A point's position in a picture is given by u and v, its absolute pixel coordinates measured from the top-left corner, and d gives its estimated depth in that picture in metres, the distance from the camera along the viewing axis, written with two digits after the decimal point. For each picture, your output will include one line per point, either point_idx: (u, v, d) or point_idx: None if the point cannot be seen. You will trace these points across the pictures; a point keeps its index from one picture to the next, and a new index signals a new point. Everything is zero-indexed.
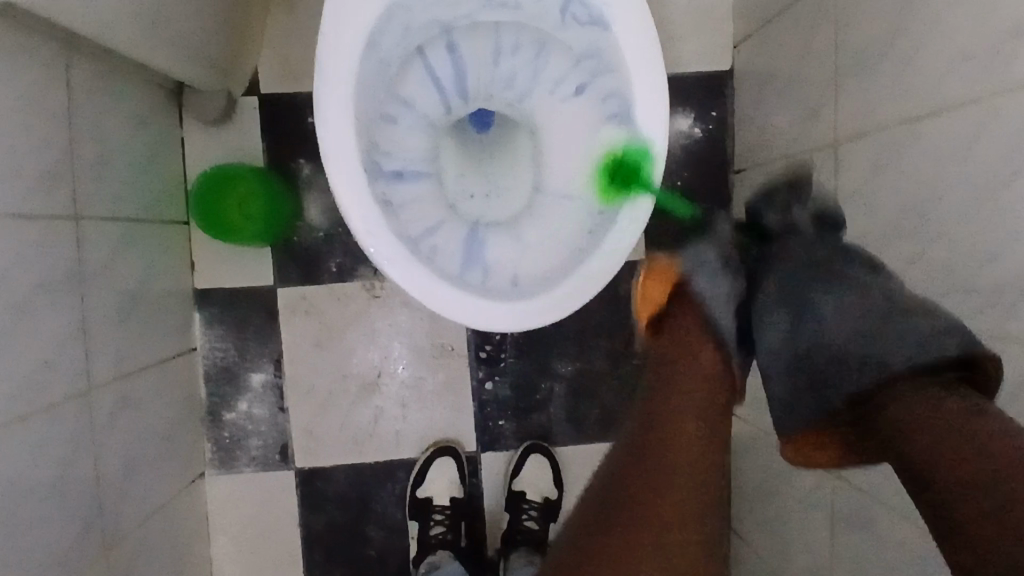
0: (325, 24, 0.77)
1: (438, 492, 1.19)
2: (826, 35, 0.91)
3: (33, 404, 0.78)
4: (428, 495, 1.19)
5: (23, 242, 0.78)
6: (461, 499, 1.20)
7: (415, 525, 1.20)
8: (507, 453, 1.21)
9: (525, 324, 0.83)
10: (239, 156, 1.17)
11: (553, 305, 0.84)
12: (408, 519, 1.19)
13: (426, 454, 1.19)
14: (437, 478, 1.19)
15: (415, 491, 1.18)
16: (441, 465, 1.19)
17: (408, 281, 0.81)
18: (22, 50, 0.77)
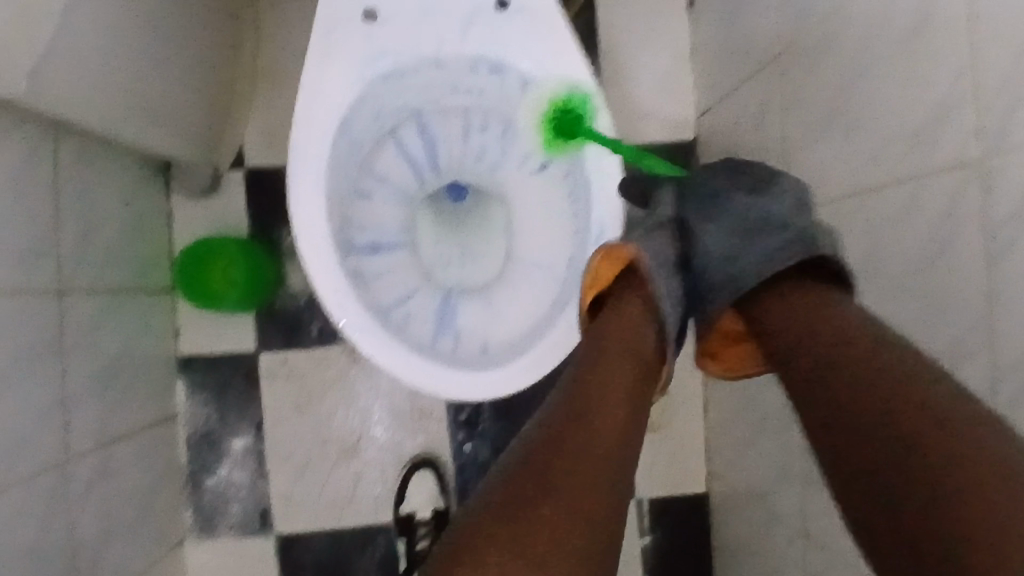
0: (297, 116, 0.81)
1: (421, 504, 1.21)
2: (777, 110, 0.97)
3: (12, 476, 0.80)
4: (411, 509, 1.21)
5: (7, 319, 0.81)
6: (443, 511, 1.19)
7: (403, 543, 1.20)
8: None
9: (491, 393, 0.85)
10: (224, 226, 1.21)
11: (515, 375, 0.85)
12: (395, 536, 1.20)
13: (404, 468, 1.20)
14: (418, 491, 1.22)
15: (397, 506, 1.19)
16: (420, 478, 1.22)
17: (378, 351, 0.84)
18: (13, 134, 0.82)
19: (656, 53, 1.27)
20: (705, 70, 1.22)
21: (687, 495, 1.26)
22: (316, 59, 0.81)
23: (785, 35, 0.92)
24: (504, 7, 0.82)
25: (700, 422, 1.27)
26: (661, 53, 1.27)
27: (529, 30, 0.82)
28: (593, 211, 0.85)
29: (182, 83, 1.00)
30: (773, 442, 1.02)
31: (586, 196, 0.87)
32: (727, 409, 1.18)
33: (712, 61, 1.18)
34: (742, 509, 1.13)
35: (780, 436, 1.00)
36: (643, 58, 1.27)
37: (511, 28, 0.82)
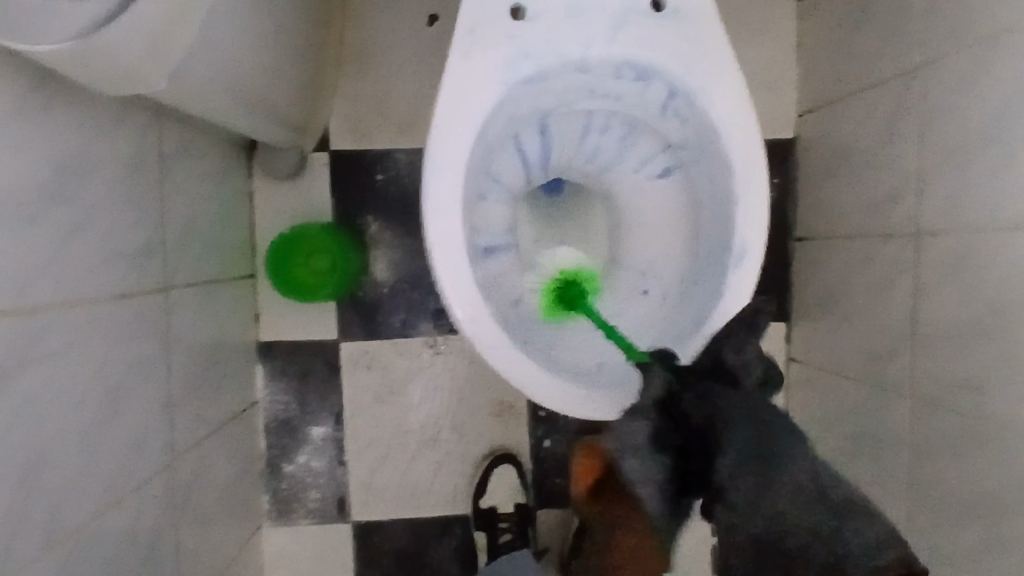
0: (437, 117, 0.79)
1: (502, 500, 1.21)
2: (911, 125, 0.93)
3: (129, 483, 0.78)
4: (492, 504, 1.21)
5: (125, 321, 0.78)
6: (525, 506, 1.20)
7: (484, 537, 1.20)
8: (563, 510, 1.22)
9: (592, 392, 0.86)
10: (308, 210, 1.17)
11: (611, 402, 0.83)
12: (475, 529, 1.20)
13: (485, 462, 1.20)
14: (499, 487, 1.21)
15: (479, 500, 1.19)
16: (501, 474, 1.21)
17: (506, 366, 0.81)
18: (120, 124, 0.77)
19: (759, 46, 1.23)
20: (814, 68, 1.17)
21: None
22: (460, 59, 0.80)
23: (933, 49, 0.88)
24: (658, 9, 0.82)
25: None
26: (766, 46, 1.23)
27: (681, 34, 0.81)
28: (735, 227, 0.82)
29: (287, 67, 0.95)
30: (871, 459, 1.02)
31: (727, 212, 0.83)
32: (813, 418, 1.18)
33: (827, 59, 1.14)
34: None
35: (880, 456, 1.00)
36: (745, 50, 1.23)
37: (664, 32, 0.81)
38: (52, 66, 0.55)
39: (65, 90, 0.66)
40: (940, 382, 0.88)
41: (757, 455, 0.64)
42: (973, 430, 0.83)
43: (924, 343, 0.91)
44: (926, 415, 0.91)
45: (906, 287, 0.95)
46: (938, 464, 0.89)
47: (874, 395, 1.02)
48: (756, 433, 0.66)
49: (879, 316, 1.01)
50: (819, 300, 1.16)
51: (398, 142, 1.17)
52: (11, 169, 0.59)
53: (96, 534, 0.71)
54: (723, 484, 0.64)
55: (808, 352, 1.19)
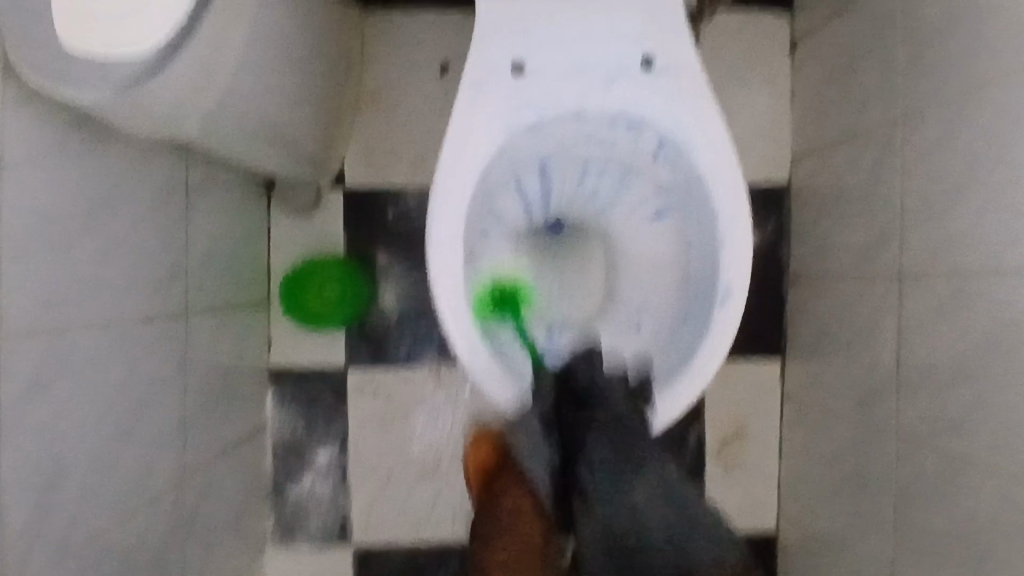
0: (442, 161, 0.86)
1: None
2: (895, 175, 0.98)
3: (143, 497, 0.83)
4: None
5: (147, 344, 0.84)
6: None
7: None
8: None
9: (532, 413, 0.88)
10: (322, 243, 1.24)
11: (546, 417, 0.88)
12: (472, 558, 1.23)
13: None
14: None
15: None
16: None
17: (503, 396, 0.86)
18: (153, 162, 0.83)
19: (755, 96, 1.29)
20: (808, 118, 1.23)
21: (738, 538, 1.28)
22: (464, 109, 0.87)
23: (915, 104, 0.94)
24: (650, 66, 0.88)
25: (773, 464, 1.29)
26: (763, 96, 1.29)
27: (670, 88, 0.88)
28: (722, 269, 0.87)
29: (309, 112, 1.02)
30: (860, 498, 1.04)
31: (714, 253, 0.88)
32: (805, 456, 1.20)
33: (819, 110, 1.19)
34: (817, 557, 1.15)
35: (868, 495, 1.02)
36: (742, 100, 1.29)
37: (654, 86, 0.88)
38: (94, 112, 0.62)
39: (102, 130, 0.72)
40: (923, 422, 0.91)
41: (671, 528, 0.75)
42: (952, 468, 0.86)
43: (908, 384, 0.95)
44: (910, 453, 0.94)
45: (891, 328, 0.98)
46: (922, 501, 0.91)
47: (863, 434, 1.04)
48: (675, 509, 0.77)
49: (866, 357, 1.04)
50: (811, 340, 1.20)
51: (410, 180, 1.23)
52: (48, 201, 0.65)
53: (110, 544, 0.76)
54: (636, 550, 0.74)
55: (801, 391, 1.23)
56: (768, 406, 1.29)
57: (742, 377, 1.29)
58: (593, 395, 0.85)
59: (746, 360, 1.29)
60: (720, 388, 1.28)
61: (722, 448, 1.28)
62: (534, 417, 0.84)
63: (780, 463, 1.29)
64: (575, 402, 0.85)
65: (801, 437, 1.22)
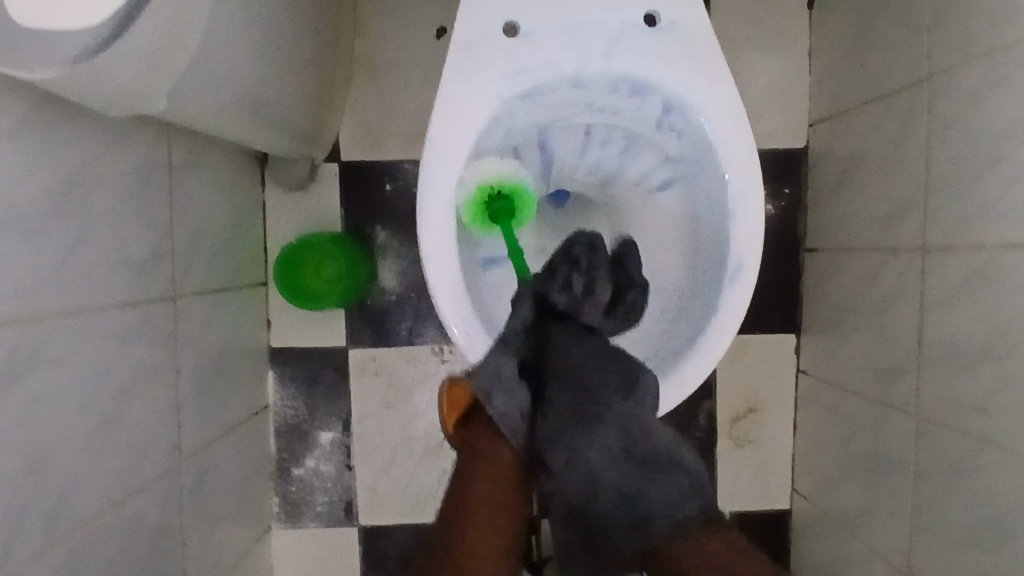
0: (432, 133, 0.81)
1: None
2: (920, 137, 0.92)
3: (133, 486, 0.81)
4: None
5: (132, 330, 0.81)
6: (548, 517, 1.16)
7: None
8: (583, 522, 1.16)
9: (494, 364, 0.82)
10: (318, 219, 1.20)
11: None
12: None
13: None
14: None
15: None
16: None
17: None
18: (130, 140, 0.79)
19: (771, 55, 1.22)
20: (826, 77, 1.16)
21: (731, 516, 1.25)
22: (455, 76, 0.82)
23: (943, 59, 0.87)
24: (654, 25, 0.83)
25: (787, 441, 1.25)
26: (778, 55, 1.21)
27: (675, 48, 0.82)
28: (732, 243, 0.81)
29: (295, 83, 0.97)
30: (877, 477, 1.00)
31: (723, 226, 0.83)
32: (820, 433, 1.16)
33: (839, 68, 1.12)
34: (832, 535, 1.12)
35: (886, 474, 0.98)
36: (756, 59, 1.21)
37: (658, 46, 0.82)
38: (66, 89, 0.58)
39: (70, 110, 0.68)
40: (943, 400, 0.87)
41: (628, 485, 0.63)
42: (976, 450, 0.81)
43: (928, 360, 0.89)
44: (930, 432, 0.89)
45: (912, 301, 0.93)
46: (943, 484, 0.86)
47: (881, 411, 1.00)
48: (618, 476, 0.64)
49: (885, 332, 0.99)
50: (828, 312, 1.14)
51: (406, 151, 1.19)
52: (13, 187, 0.61)
53: (100, 535, 0.75)
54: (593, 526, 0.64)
55: (816, 365, 1.18)
56: (782, 381, 1.24)
57: (756, 351, 1.24)
58: (572, 319, 0.73)
59: (759, 334, 1.24)
60: (732, 362, 1.24)
61: (735, 424, 1.25)
62: (503, 357, 0.69)
63: (795, 438, 1.25)
64: (544, 371, 0.69)
65: (816, 413, 1.18)
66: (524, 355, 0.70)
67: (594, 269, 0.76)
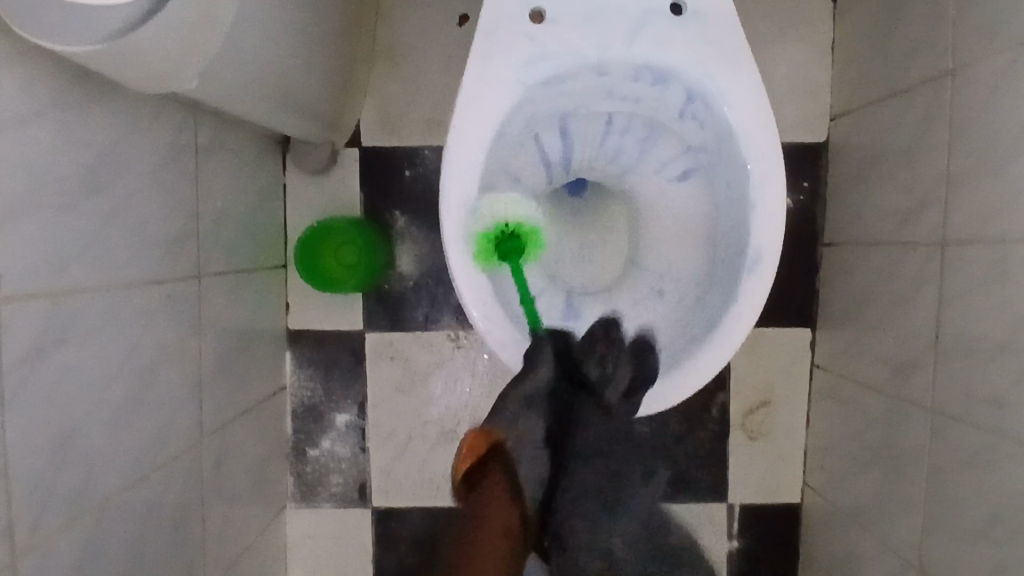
0: (455, 120, 0.82)
1: None
2: (942, 131, 0.91)
3: (156, 461, 0.83)
4: None
5: (158, 307, 0.82)
6: None
7: None
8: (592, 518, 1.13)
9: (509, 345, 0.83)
10: (338, 204, 1.21)
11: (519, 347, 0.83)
12: None
13: None
14: None
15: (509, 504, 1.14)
16: None
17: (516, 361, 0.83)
18: (159, 120, 0.81)
19: (793, 48, 1.21)
20: (849, 70, 1.15)
21: (743, 508, 1.26)
22: (478, 62, 0.82)
23: (965, 53, 0.86)
24: (678, 13, 0.82)
25: (800, 434, 1.25)
26: (799, 48, 1.21)
27: (698, 37, 0.82)
28: (751, 233, 0.82)
29: (319, 67, 0.98)
30: (889, 471, 1.00)
31: (743, 216, 0.83)
32: (833, 426, 1.16)
33: (861, 61, 1.12)
34: (843, 529, 1.12)
35: (899, 468, 0.98)
36: (778, 51, 1.21)
37: (681, 34, 0.82)
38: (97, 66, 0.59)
39: (103, 87, 0.70)
40: (958, 395, 0.87)
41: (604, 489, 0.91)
42: (989, 444, 0.81)
43: (945, 354, 0.90)
44: (945, 427, 0.89)
45: (931, 296, 0.93)
46: (957, 478, 0.87)
47: (896, 405, 1.00)
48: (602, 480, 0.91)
49: (902, 326, 0.99)
50: (845, 306, 1.14)
51: (426, 138, 1.19)
52: (46, 162, 0.62)
53: (125, 507, 0.76)
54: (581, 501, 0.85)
55: (831, 360, 1.18)
56: (796, 374, 1.25)
57: (770, 344, 1.24)
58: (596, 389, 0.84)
59: (775, 327, 1.24)
60: (746, 355, 1.25)
61: (748, 416, 1.25)
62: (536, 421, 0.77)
63: (808, 432, 1.25)
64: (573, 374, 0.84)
65: (830, 407, 1.18)
66: (558, 384, 0.81)
67: (612, 353, 0.86)
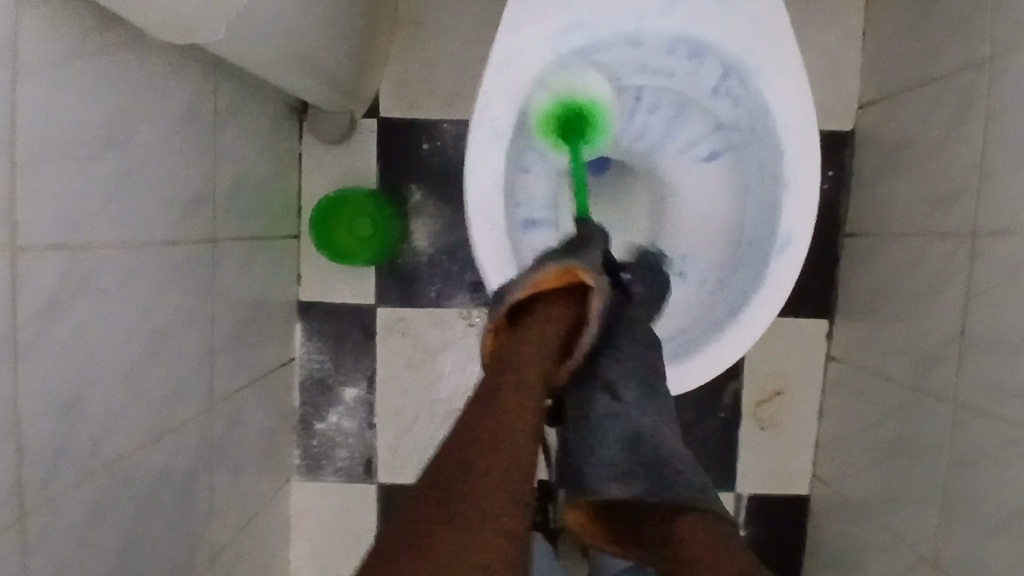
0: (484, 85, 0.80)
1: None
2: (976, 120, 0.89)
3: (166, 425, 0.82)
4: None
5: (173, 269, 0.81)
6: None
7: None
8: None
9: None
10: (354, 175, 1.19)
11: None
12: None
13: None
14: None
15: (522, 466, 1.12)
16: None
17: None
18: (180, 77, 0.79)
19: (824, 33, 1.19)
20: (880, 57, 1.13)
21: (751, 498, 1.25)
22: (510, 27, 0.80)
23: (1005, 40, 0.84)
24: None
25: (811, 426, 1.24)
26: (830, 33, 1.19)
27: (739, 11, 0.79)
28: (782, 215, 0.80)
29: (342, 31, 0.96)
30: (904, 465, 0.99)
31: (775, 197, 0.81)
32: (847, 418, 1.15)
33: (894, 48, 1.09)
34: (852, 521, 1.11)
35: (915, 462, 0.97)
36: (808, 36, 1.19)
37: (721, 8, 0.79)
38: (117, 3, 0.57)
39: (127, 38, 0.68)
40: (981, 389, 0.86)
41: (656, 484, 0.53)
42: (1012, 439, 0.80)
43: (969, 348, 0.88)
44: (966, 422, 0.88)
45: (958, 288, 0.91)
46: (975, 473, 0.85)
47: (914, 398, 0.98)
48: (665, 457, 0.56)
49: (925, 318, 0.97)
50: (865, 298, 1.13)
51: (445, 111, 1.17)
52: (66, 111, 0.61)
53: (135, 469, 0.75)
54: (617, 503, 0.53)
55: (848, 352, 1.17)
56: (811, 366, 1.23)
57: (786, 334, 1.23)
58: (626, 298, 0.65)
59: (791, 317, 1.23)
60: (761, 344, 1.23)
61: (760, 406, 1.24)
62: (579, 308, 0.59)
63: (819, 424, 1.24)
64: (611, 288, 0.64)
65: (845, 399, 1.17)
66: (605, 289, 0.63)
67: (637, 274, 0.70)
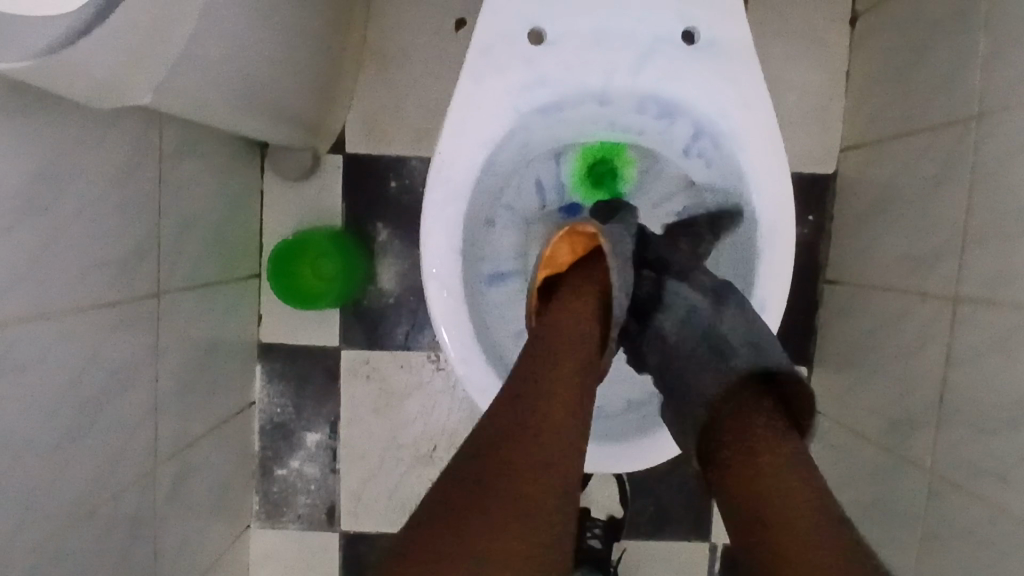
0: (442, 143, 0.76)
1: None
2: (963, 179, 0.85)
3: (102, 496, 0.76)
4: None
5: (107, 330, 0.76)
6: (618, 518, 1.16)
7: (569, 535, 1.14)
8: (645, 534, 1.18)
9: (478, 385, 0.77)
10: (317, 213, 1.14)
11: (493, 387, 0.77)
12: None
13: None
14: None
15: None
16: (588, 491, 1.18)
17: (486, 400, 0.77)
18: (114, 130, 0.74)
19: (806, 73, 1.15)
20: (864, 101, 1.09)
21: (726, 549, 1.19)
22: (470, 81, 0.76)
23: (994, 100, 0.80)
24: (690, 43, 0.76)
25: None
26: (813, 74, 1.15)
27: (713, 70, 0.75)
28: (755, 283, 0.76)
29: (300, 71, 0.91)
30: (882, 530, 0.95)
31: (747, 265, 0.77)
32: (822, 473, 1.11)
33: (879, 94, 1.06)
34: None
35: (893, 528, 0.93)
36: (790, 76, 1.15)
37: (693, 67, 0.76)
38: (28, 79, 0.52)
39: (47, 101, 0.62)
40: (961, 461, 0.82)
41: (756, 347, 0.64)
42: (990, 520, 0.76)
43: (949, 417, 0.84)
44: (944, 493, 0.84)
45: (939, 352, 0.88)
46: (950, 550, 0.82)
47: (893, 462, 0.95)
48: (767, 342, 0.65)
49: (906, 378, 0.94)
50: (845, 349, 1.09)
51: (414, 149, 1.13)
52: None
53: (63, 550, 0.70)
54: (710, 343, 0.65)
55: (826, 403, 1.13)
56: None
57: None
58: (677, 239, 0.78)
59: None
60: None
61: None
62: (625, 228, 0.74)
63: None
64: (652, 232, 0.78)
65: (823, 451, 1.13)
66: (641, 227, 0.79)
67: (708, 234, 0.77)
